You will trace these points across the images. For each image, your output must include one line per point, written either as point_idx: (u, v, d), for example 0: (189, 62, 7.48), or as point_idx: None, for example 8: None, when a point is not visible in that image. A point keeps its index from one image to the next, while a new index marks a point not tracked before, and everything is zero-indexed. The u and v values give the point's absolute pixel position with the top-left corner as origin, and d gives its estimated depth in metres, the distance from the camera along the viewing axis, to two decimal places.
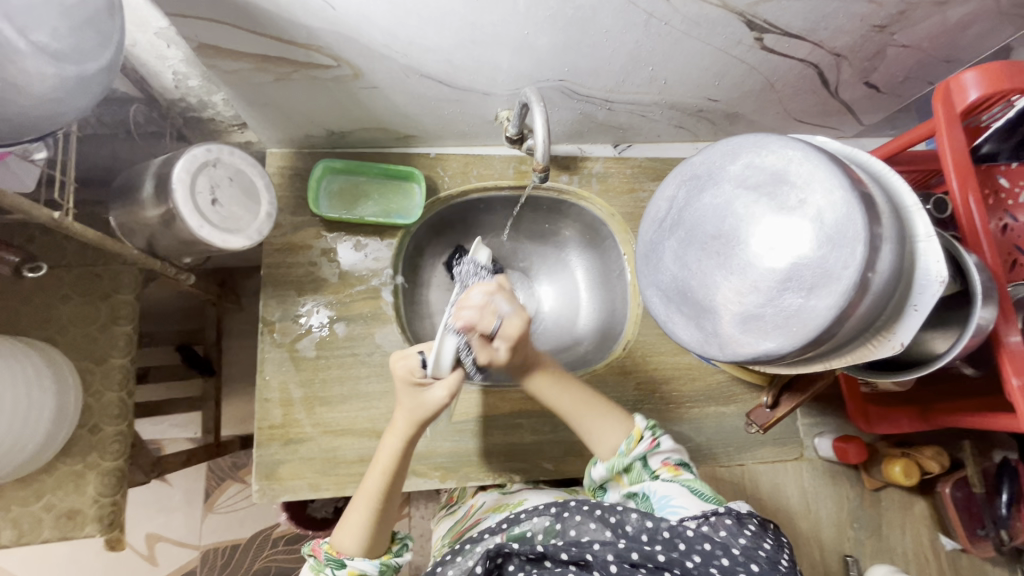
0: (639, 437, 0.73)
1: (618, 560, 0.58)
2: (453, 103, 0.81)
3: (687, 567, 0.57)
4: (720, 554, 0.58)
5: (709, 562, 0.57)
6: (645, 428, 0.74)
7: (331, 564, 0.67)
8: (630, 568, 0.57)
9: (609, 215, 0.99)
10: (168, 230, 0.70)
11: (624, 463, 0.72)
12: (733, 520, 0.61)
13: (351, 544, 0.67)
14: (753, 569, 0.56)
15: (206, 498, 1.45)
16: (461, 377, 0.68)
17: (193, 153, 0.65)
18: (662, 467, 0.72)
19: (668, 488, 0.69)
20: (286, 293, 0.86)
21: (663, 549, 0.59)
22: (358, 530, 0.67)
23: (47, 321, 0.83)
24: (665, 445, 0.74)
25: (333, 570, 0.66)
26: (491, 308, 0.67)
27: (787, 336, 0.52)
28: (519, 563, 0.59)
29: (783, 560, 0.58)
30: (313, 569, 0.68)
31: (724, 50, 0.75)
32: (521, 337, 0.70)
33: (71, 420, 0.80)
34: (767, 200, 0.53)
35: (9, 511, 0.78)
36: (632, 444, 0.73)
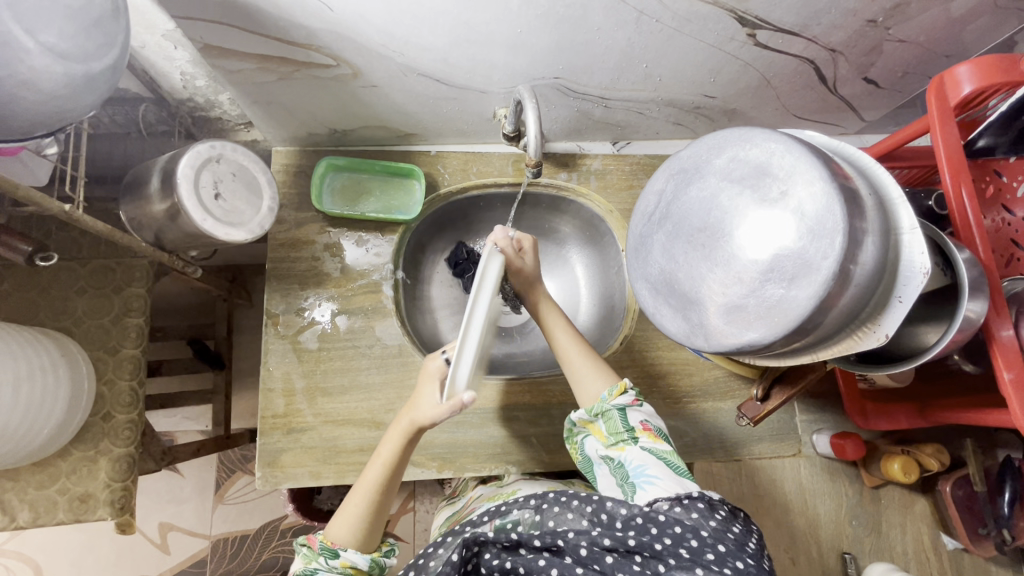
0: (622, 390, 0.74)
1: (589, 545, 0.59)
2: (451, 101, 0.83)
3: (657, 550, 0.58)
4: (690, 536, 0.58)
5: (678, 543, 0.58)
6: (630, 386, 0.75)
7: (325, 554, 0.67)
8: (601, 551, 0.59)
9: (608, 211, 1.00)
10: (175, 223, 0.73)
11: (604, 410, 0.73)
12: (705, 505, 0.61)
13: (342, 534, 0.68)
14: (721, 549, 0.56)
15: (217, 489, 1.49)
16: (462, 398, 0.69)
17: (197, 149, 0.67)
18: (641, 429, 0.72)
19: (645, 458, 0.69)
20: (290, 287, 0.88)
21: (635, 533, 0.59)
22: (353, 519, 0.69)
23: (63, 313, 0.86)
24: (645, 410, 0.75)
25: (327, 560, 0.66)
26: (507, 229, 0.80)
27: (769, 326, 0.53)
28: (495, 551, 0.61)
29: (751, 542, 0.59)
30: (304, 559, 0.67)
31: (718, 46, 0.76)
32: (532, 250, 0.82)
33: (84, 407, 0.84)
34: (750, 192, 0.54)
35: (26, 493, 0.81)
36: (614, 394, 0.74)
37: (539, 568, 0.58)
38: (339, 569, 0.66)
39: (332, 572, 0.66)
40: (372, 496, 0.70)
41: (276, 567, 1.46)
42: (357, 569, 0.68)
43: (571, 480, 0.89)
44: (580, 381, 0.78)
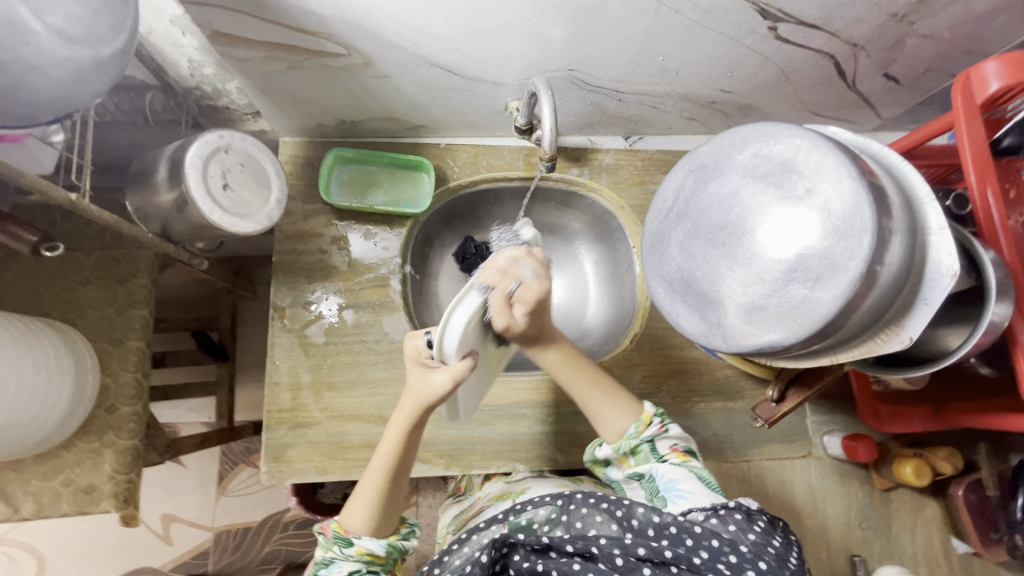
0: (648, 421, 0.73)
1: (624, 554, 0.60)
2: (462, 93, 0.82)
3: (694, 563, 0.58)
4: (728, 550, 0.58)
5: (716, 558, 0.58)
6: (654, 415, 0.74)
7: (339, 542, 0.68)
8: (637, 562, 0.59)
9: (619, 207, 0.99)
10: (182, 214, 0.72)
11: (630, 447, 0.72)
12: (742, 516, 0.61)
13: (358, 523, 0.68)
14: (761, 566, 0.56)
15: (220, 482, 1.48)
16: (470, 367, 0.64)
17: (205, 139, 0.66)
18: (670, 452, 0.72)
19: (676, 472, 0.69)
20: (297, 280, 0.87)
21: (670, 544, 0.59)
22: (365, 507, 0.68)
23: (68, 304, 0.85)
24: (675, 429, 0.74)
25: (341, 548, 0.67)
26: (513, 270, 0.69)
27: (792, 328, 0.52)
28: (525, 553, 0.61)
29: (793, 557, 0.58)
30: (322, 548, 0.69)
31: (738, 40, 0.74)
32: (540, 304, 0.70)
33: (88, 399, 0.83)
34: (774, 190, 0.52)
35: (31, 484, 0.81)
36: (641, 427, 0.73)
37: (573, 572, 0.60)
38: (354, 555, 0.67)
39: (349, 559, 0.67)
40: (382, 486, 0.68)
41: (279, 559, 1.46)
42: (373, 556, 0.68)
43: (580, 477, 0.88)
44: (601, 418, 0.76)
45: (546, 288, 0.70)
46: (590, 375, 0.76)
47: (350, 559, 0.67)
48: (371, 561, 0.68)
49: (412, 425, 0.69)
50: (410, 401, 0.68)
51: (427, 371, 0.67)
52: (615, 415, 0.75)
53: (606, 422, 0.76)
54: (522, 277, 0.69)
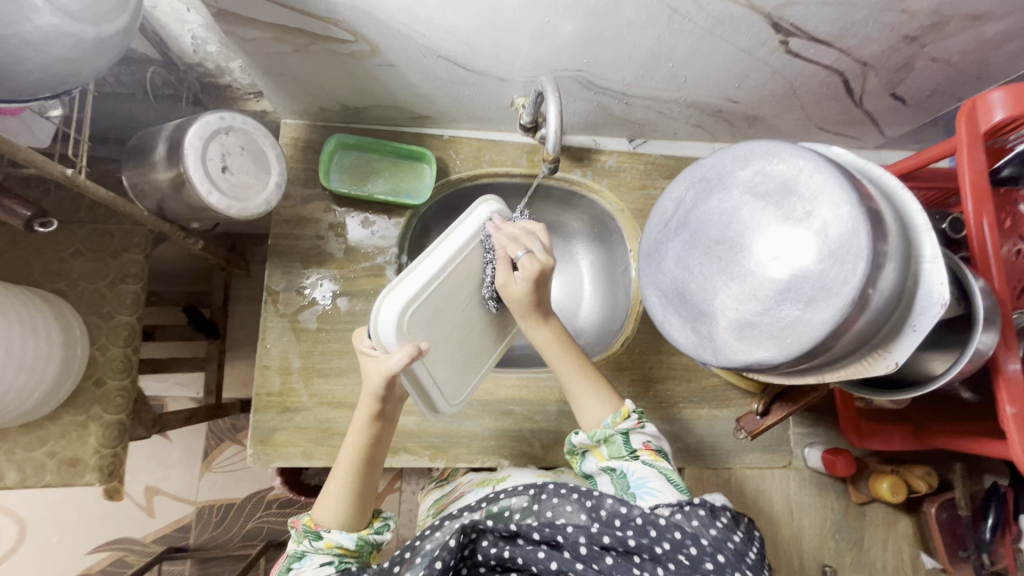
0: (625, 414, 0.74)
1: (588, 544, 0.60)
2: (469, 86, 0.81)
3: (656, 554, 0.59)
4: (689, 543, 0.59)
5: (678, 550, 0.59)
6: (633, 410, 0.75)
7: (309, 535, 0.67)
8: (600, 551, 0.60)
9: (619, 210, 0.99)
10: (179, 194, 0.66)
11: (606, 434, 0.73)
12: (705, 512, 0.62)
13: (330, 518, 0.67)
14: (720, 560, 0.58)
15: (205, 457, 1.50)
16: (418, 354, 0.62)
17: (205, 119, 0.62)
18: (643, 449, 0.71)
19: (647, 471, 0.69)
20: (292, 264, 0.87)
21: (635, 534, 0.60)
22: (336, 501, 0.68)
23: (58, 274, 0.86)
24: (650, 427, 0.74)
25: (312, 542, 0.66)
26: (525, 237, 0.72)
27: (780, 347, 0.52)
28: (492, 539, 0.61)
29: (750, 552, 0.61)
30: (293, 541, 0.68)
31: (748, 52, 0.73)
32: (542, 280, 0.70)
33: (77, 371, 0.83)
34: (773, 208, 0.53)
35: (14, 454, 0.81)
36: (618, 419, 0.73)
37: (539, 559, 0.59)
38: (324, 550, 0.66)
39: (320, 552, 0.66)
40: (356, 480, 0.69)
41: (260, 536, 1.49)
42: (344, 549, 0.66)
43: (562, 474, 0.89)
44: (581, 404, 0.76)
45: (547, 272, 0.70)
46: (580, 365, 0.76)
47: (321, 552, 0.66)
48: (343, 554, 0.67)
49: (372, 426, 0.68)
50: (368, 392, 0.66)
51: (369, 359, 0.66)
52: (597, 407, 0.75)
53: (581, 407, 0.77)
54: (529, 248, 0.70)
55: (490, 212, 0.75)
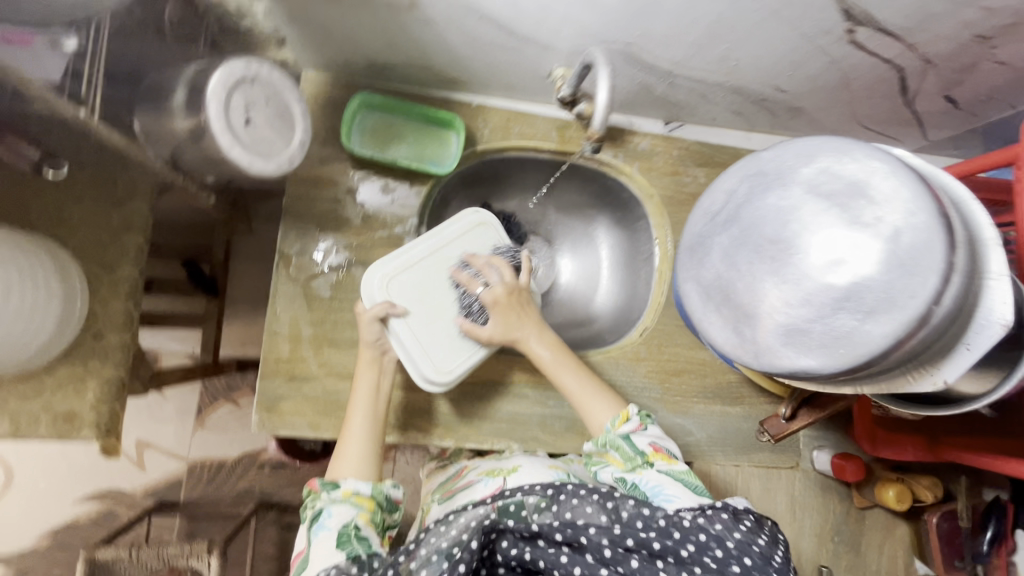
0: (625, 417, 0.76)
1: (612, 546, 0.60)
2: (508, 52, 0.76)
3: (681, 556, 0.59)
4: (714, 546, 0.59)
5: (703, 551, 0.59)
6: (635, 413, 0.77)
7: (326, 488, 0.68)
8: (624, 553, 0.60)
9: (648, 196, 0.95)
10: (198, 145, 0.61)
11: (611, 439, 0.75)
12: (729, 516, 0.61)
13: (346, 471, 0.71)
14: (747, 562, 0.58)
15: (198, 415, 1.47)
16: (386, 307, 0.76)
17: (230, 67, 0.57)
18: (652, 452, 0.73)
19: (661, 478, 0.70)
20: (307, 227, 0.83)
21: (659, 536, 0.60)
22: (352, 453, 0.72)
23: (55, 221, 0.80)
24: (653, 431, 0.76)
25: (330, 492, 0.68)
26: (485, 274, 0.83)
27: (832, 357, 0.50)
28: (513, 539, 0.61)
29: (777, 555, 0.60)
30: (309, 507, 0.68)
31: (811, 38, 0.69)
32: (507, 302, 0.80)
33: (76, 323, 0.79)
34: (838, 211, 0.50)
35: (7, 403, 0.77)
36: (617, 422, 0.76)
37: (562, 564, 0.59)
38: (344, 498, 0.68)
39: (338, 503, 0.67)
40: (370, 437, 0.74)
41: (251, 496, 1.48)
42: (361, 496, 0.68)
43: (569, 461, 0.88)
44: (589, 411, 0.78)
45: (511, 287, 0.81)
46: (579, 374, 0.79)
47: (339, 502, 0.67)
48: (361, 506, 0.68)
49: (375, 386, 0.76)
50: (368, 346, 0.77)
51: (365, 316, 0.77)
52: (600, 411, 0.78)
53: (587, 415, 0.78)
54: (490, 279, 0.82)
55: (477, 215, 0.87)
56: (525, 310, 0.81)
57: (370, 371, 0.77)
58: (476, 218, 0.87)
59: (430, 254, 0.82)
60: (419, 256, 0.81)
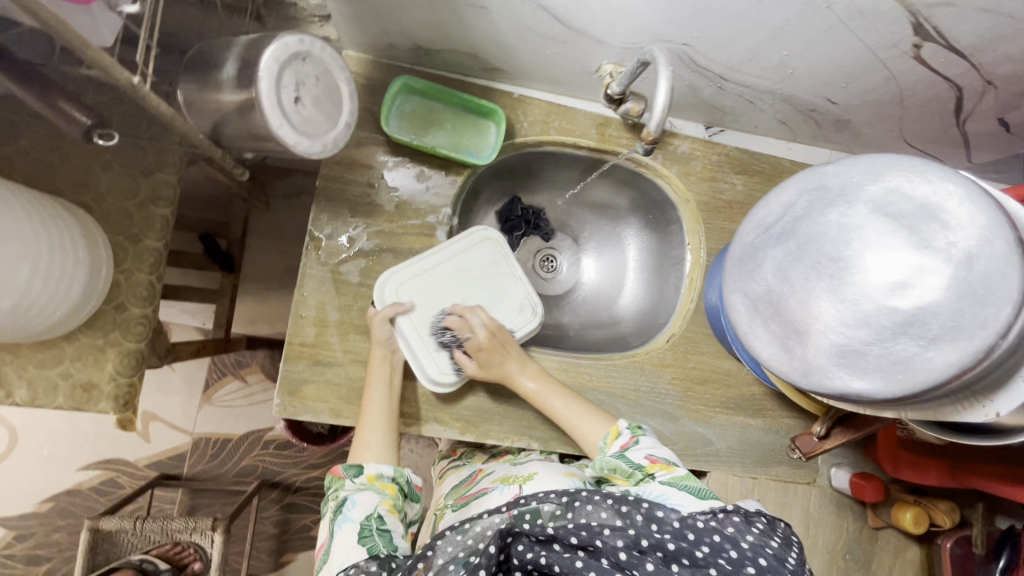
0: (617, 434, 0.74)
1: (628, 549, 0.53)
2: (558, 44, 0.74)
3: (696, 558, 0.53)
4: (728, 547, 0.54)
5: (718, 553, 0.53)
6: (626, 428, 0.75)
7: (351, 475, 0.69)
8: (640, 557, 0.53)
9: (684, 199, 0.93)
10: (243, 120, 0.59)
11: (607, 460, 0.69)
12: (740, 518, 0.56)
13: (368, 457, 0.71)
14: (762, 564, 0.52)
15: (205, 389, 1.46)
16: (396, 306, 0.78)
17: (285, 40, 0.55)
18: (652, 465, 0.67)
19: (665, 488, 0.64)
20: (339, 210, 0.81)
21: (673, 537, 0.54)
22: (375, 443, 0.73)
23: (83, 187, 0.79)
24: (647, 443, 0.71)
25: (353, 480, 0.68)
26: (468, 319, 0.81)
27: (888, 382, 0.50)
28: (528, 543, 0.53)
29: (792, 558, 0.54)
30: (333, 498, 0.68)
31: (874, 51, 0.67)
32: (493, 343, 0.78)
33: (100, 293, 0.78)
34: (906, 233, 0.48)
35: (26, 371, 0.77)
36: (610, 440, 0.74)
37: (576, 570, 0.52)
38: (368, 485, 0.68)
39: (362, 490, 0.68)
40: (388, 426, 0.75)
41: (254, 474, 1.48)
42: (384, 481, 0.70)
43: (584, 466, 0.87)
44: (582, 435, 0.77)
45: (494, 327, 0.80)
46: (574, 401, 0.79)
47: (363, 488, 0.68)
48: (384, 493, 0.68)
49: (388, 377, 0.77)
50: (381, 343, 0.77)
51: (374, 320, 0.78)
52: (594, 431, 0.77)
53: (580, 438, 0.77)
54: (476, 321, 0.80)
55: (485, 232, 0.87)
56: (507, 347, 0.80)
57: (384, 364, 0.77)
58: (482, 234, 0.87)
59: (441, 261, 0.83)
60: (429, 265, 0.83)
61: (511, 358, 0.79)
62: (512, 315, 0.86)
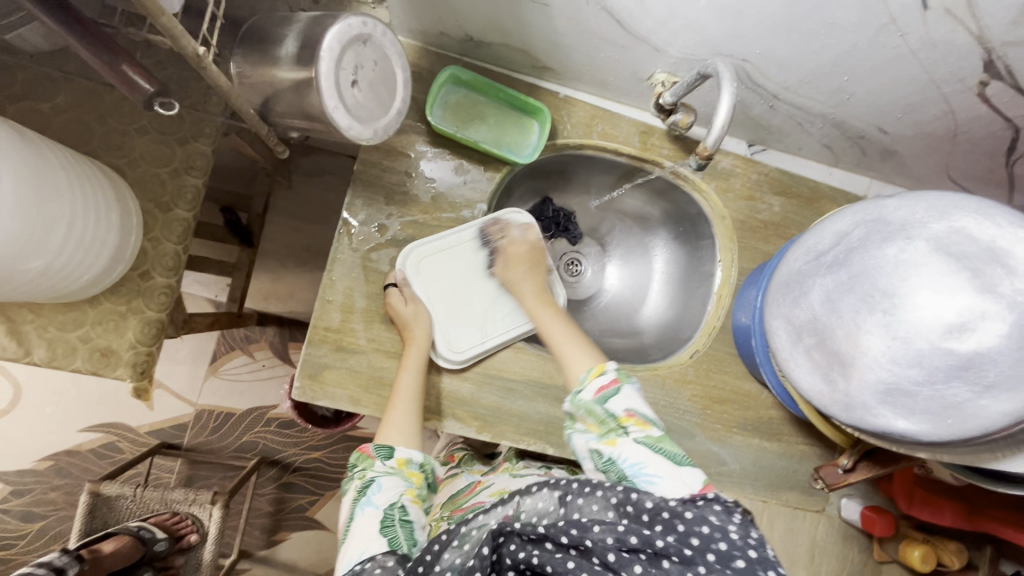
0: (600, 371, 0.66)
1: (617, 548, 0.48)
2: (616, 48, 0.73)
3: (686, 555, 0.47)
4: (718, 537, 0.48)
5: (706, 545, 0.48)
6: (611, 367, 0.66)
7: (381, 456, 0.68)
8: (629, 557, 0.48)
9: (720, 217, 0.92)
10: (297, 98, 0.58)
11: (582, 401, 0.64)
12: (722, 506, 0.51)
13: (396, 437, 0.69)
14: (752, 556, 0.47)
15: (212, 361, 1.46)
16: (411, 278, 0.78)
17: (348, 22, 0.54)
18: (629, 418, 0.61)
19: (641, 453, 0.59)
20: (374, 196, 0.80)
21: (661, 532, 0.49)
22: (403, 425, 0.71)
23: (118, 150, 0.78)
24: (629, 393, 0.64)
25: (383, 462, 0.67)
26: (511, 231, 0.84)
27: (936, 425, 0.49)
28: (521, 542, 0.49)
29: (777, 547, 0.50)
30: (359, 478, 0.66)
31: (938, 84, 0.66)
32: (529, 261, 0.83)
33: (127, 260, 0.77)
34: (970, 275, 0.48)
35: (46, 331, 0.76)
36: (591, 376, 0.66)
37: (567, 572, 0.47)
38: (396, 470, 0.67)
39: (390, 474, 0.66)
40: (416, 407, 0.73)
41: (254, 450, 1.47)
42: (413, 465, 0.68)
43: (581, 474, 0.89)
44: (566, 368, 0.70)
45: (535, 246, 0.85)
46: (569, 330, 0.74)
47: (391, 472, 0.66)
48: (411, 480, 0.67)
49: (424, 363, 0.75)
50: (419, 324, 0.76)
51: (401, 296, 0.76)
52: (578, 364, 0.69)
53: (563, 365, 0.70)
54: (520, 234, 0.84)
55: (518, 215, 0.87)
56: (536, 268, 0.84)
57: (422, 350, 0.75)
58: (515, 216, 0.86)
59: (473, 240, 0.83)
60: (457, 241, 0.82)
61: (536, 276, 0.83)
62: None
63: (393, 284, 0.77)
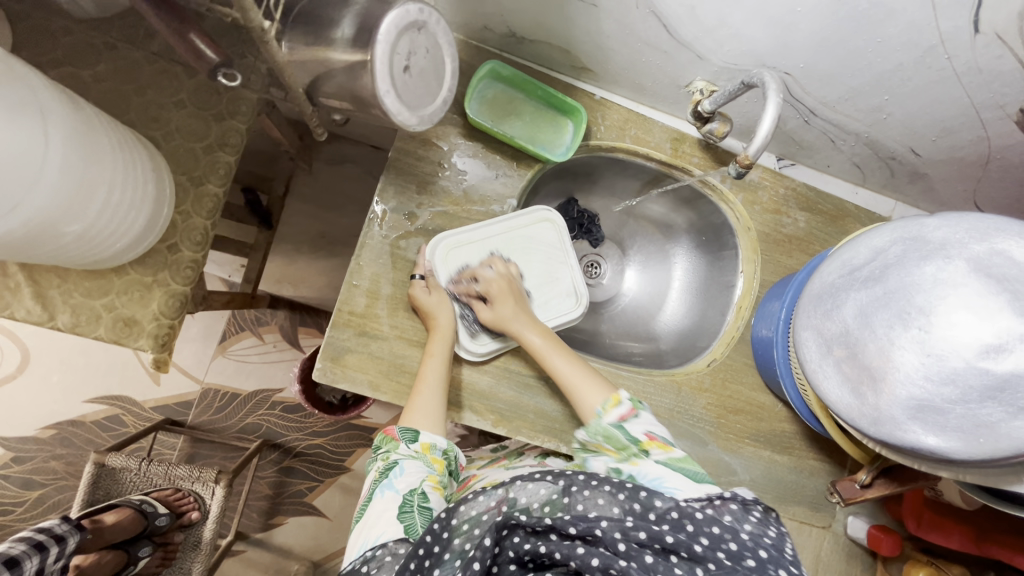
0: (616, 402, 0.69)
1: (625, 540, 0.46)
2: (659, 53, 0.73)
3: (696, 552, 0.45)
4: (728, 538, 0.47)
5: (717, 544, 0.46)
6: (627, 397, 0.70)
7: (405, 438, 0.68)
8: (638, 549, 0.45)
9: (745, 228, 0.92)
10: (348, 79, 0.59)
11: (603, 427, 0.68)
12: (738, 507, 0.51)
13: (421, 419, 0.69)
14: (762, 555, 0.46)
15: (221, 341, 1.46)
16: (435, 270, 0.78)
17: (407, 8, 0.54)
18: (650, 442, 0.65)
19: (661, 471, 0.61)
20: (407, 184, 0.80)
21: (671, 529, 0.47)
22: (428, 409, 0.70)
23: (154, 122, 0.78)
24: (647, 419, 0.68)
25: (407, 445, 0.67)
26: (479, 270, 0.81)
27: (965, 445, 0.50)
28: (525, 535, 0.46)
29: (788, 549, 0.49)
30: (382, 459, 0.67)
31: (977, 109, 0.67)
32: (506, 292, 0.80)
33: (157, 231, 0.77)
34: (1009, 298, 0.48)
35: (72, 297, 0.76)
36: (608, 407, 0.69)
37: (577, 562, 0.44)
38: (420, 454, 0.67)
39: (412, 458, 0.67)
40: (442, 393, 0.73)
41: (257, 433, 1.47)
42: (436, 451, 0.69)
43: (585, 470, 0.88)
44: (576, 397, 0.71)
45: (507, 278, 0.81)
46: (575, 360, 0.74)
47: (415, 456, 0.67)
48: (433, 467, 0.67)
49: (448, 352, 0.75)
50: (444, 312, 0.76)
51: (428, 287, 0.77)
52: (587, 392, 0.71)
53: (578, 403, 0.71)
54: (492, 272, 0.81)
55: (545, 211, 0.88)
56: (520, 300, 0.80)
57: (447, 337, 0.75)
58: (542, 214, 0.88)
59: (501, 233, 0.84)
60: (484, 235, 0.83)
61: (523, 309, 0.79)
62: (559, 299, 0.88)
63: (420, 276, 0.78)
